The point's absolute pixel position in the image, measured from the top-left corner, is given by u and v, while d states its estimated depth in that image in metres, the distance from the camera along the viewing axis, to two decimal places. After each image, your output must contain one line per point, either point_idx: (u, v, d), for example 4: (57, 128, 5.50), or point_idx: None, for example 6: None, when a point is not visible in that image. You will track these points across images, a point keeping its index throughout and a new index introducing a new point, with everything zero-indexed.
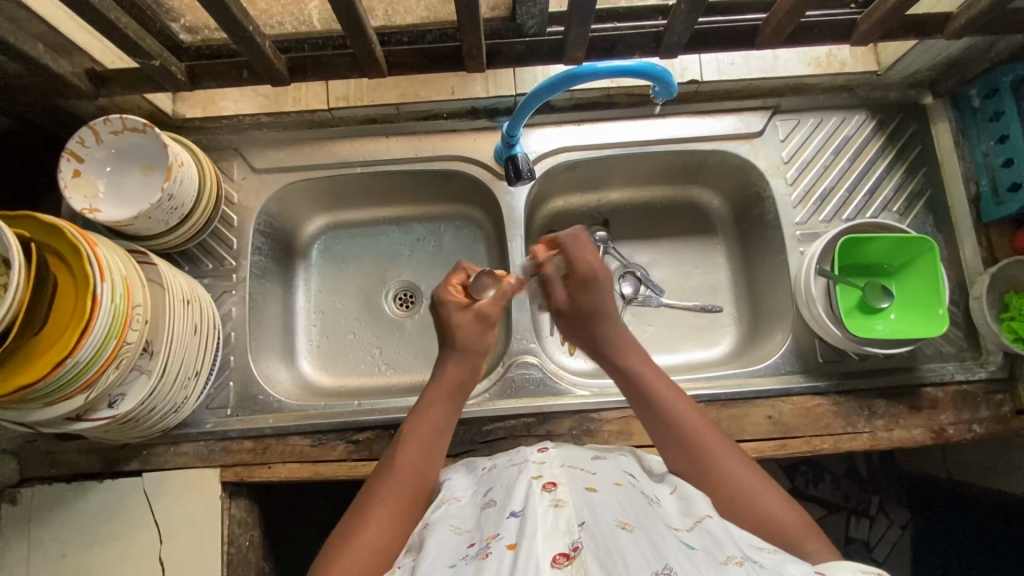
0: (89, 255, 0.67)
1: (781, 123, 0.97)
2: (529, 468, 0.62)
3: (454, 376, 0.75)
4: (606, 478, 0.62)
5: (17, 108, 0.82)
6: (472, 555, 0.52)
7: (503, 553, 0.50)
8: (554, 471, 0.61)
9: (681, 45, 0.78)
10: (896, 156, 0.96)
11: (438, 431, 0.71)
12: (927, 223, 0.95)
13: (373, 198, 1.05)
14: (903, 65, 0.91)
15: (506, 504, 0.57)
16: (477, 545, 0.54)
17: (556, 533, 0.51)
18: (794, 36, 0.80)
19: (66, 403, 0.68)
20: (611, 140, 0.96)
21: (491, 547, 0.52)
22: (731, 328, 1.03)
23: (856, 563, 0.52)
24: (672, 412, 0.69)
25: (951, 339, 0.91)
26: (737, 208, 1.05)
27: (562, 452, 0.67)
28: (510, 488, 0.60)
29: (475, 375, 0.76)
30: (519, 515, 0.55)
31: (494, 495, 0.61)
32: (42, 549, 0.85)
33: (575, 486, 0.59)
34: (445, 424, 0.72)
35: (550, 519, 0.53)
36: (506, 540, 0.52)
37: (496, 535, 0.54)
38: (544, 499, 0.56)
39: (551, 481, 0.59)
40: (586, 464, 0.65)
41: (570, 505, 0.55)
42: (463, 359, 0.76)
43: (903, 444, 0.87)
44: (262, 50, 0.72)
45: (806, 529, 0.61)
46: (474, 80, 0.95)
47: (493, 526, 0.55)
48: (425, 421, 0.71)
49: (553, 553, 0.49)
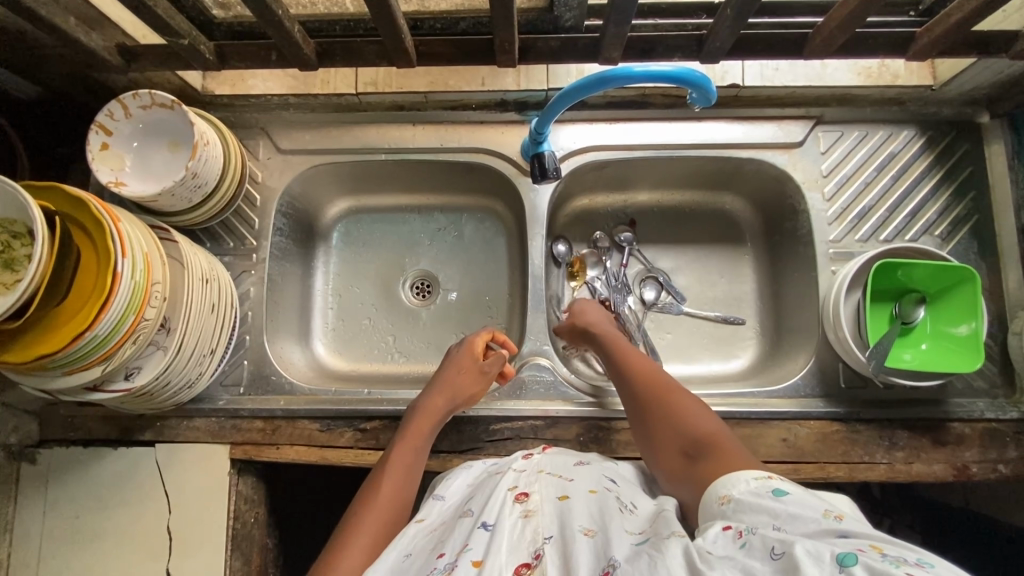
0: (112, 230, 0.68)
1: (824, 135, 0.93)
2: (509, 477, 0.65)
3: (434, 409, 0.79)
4: (582, 484, 0.62)
5: (50, 77, 0.82)
6: (439, 572, 0.53)
7: (468, 569, 0.51)
8: (529, 480, 0.63)
9: (725, 50, 0.74)
10: (943, 177, 0.91)
11: (415, 458, 0.74)
12: (969, 250, 0.90)
13: (397, 185, 1.04)
14: (960, 81, 0.86)
15: (482, 513, 0.59)
16: (446, 558, 0.55)
17: (520, 545, 0.54)
18: (847, 46, 0.75)
19: (84, 372, 0.70)
20: (644, 141, 0.93)
21: (458, 562, 0.53)
22: (751, 343, 1.00)
23: (749, 472, 0.55)
24: (637, 373, 0.75)
25: (983, 373, 0.87)
26: (768, 219, 1.01)
27: (548, 458, 0.69)
28: (487, 497, 0.61)
29: (452, 411, 0.80)
30: (490, 527, 0.56)
31: (473, 504, 0.62)
32: (56, 508, 0.87)
33: (548, 494, 0.60)
34: (418, 460, 0.74)
35: (517, 531, 0.55)
36: (473, 555, 0.53)
37: (466, 547, 0.55)
38: (515, 510, 0.58)
39: (524, 492, 0.61)
40: (566, 471, 0.66)
41: (539, 514, 0.57)
42: (446, 399, 0.80)
43: (921, 479, 0.83)
44: (291, 34, 0.71)
45: (733, 456, 0.59)
46: (506, 73, 0.92)
47: (466, 537, 0.56)
48: (403, 454, 0.73)
49: (516, 564, 0.52)
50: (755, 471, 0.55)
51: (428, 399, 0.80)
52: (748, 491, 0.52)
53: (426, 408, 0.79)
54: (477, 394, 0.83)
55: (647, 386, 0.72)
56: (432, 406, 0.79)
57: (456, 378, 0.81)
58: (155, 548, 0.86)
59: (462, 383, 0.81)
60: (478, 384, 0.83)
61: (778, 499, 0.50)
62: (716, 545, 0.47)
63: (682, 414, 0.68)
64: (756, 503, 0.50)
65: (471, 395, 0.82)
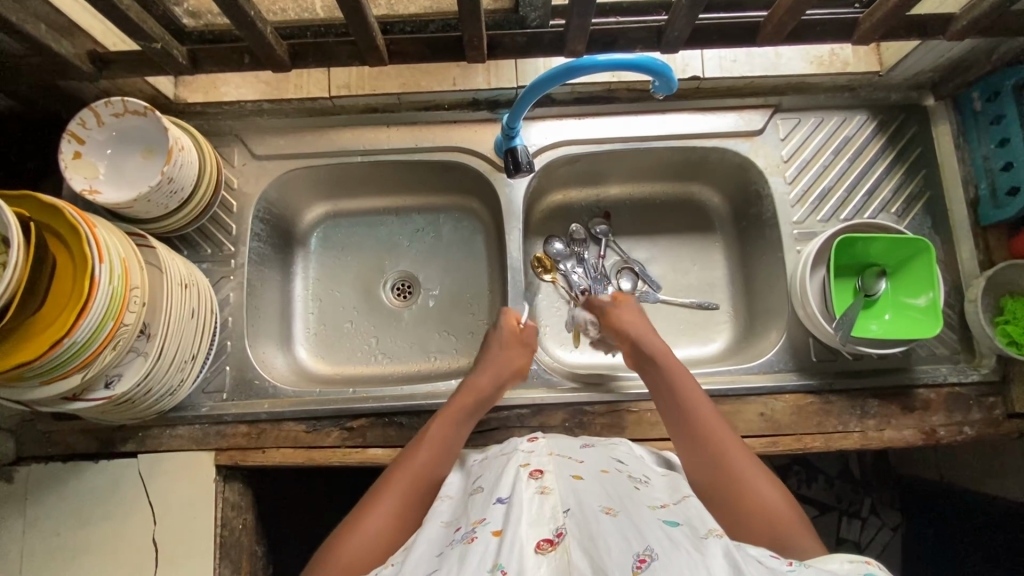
0: (88, 236, 0.68)
1: (782, 122, 0.97)
2: (519, 456, 0.66)
3: (478, 385, 0.80)
4: (593, 466, 0.65)
5: (19, 88, 0.82)
6: (458, 540, 0.55)
7: (489, 538, 0.52)
8: (541, 459, 0.64)
9: (682, 40, 0.78)
10: (896, 157, 0.96)
11: (454, 430, 0.75)
12: (924, 224, 0.95)
13: (374, 187, 1.06)
14: (905, 66, 0.91)
15: (494, 491, 0.60)
16: (463, 531, 0.56)
17: (541, 520, 0.54)
18: (796, 34, 0.79)
19: (62, 381, 0.69)
20: (613, 135, 0.96)
21: (477, 532, 0.54)
22: (726, 327, 1.03)
23: (844, 555, 0.55)
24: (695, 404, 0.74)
25: (945, 341, 0.91)
26: (736, 206, 1.05)
27: (552, 442, 0.71)
28: (498, 476, 0.63)
29: (498, 389, 0.81)
30: (505, 501, 0.57)
31: (482, 483, 0.64)
32: (36, 526, 0.86)
33: (562, 473, 0.62)
34: (457, 434, 0.75)
35: (535, 505, 0.56)
36: (492, 527, 0.54)
37: (483, 520, 0.56)
38: (531, 487, 0.58)
39: (538, 469, 0.62)
40: (573, 453, 0.68)
41: (555, 492, 0.57)
42: (492, 374, 0.81)
43: (893, 444, 0.87)
44: (264, 36, 0.72)
45: (800, 526, 0.63)
46: (476, 72, 0.95)
47: (481, 512, 0.58)
48: (441, 427, 0.75)
49: (538, 539, 0.51)
50: (848, 555, 0.55)
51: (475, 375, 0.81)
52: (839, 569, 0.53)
53: (471, 385, 0.80)
54: (523, 368, 0.84)
55: (705, 429, 0.71)
56: (477, 381, 0.80)
57: (500, 354, 0.83)
58: (141, 561, 0.85)
59: (507, 359, 0.82)
60: (522, 356, 0.84)
61: None
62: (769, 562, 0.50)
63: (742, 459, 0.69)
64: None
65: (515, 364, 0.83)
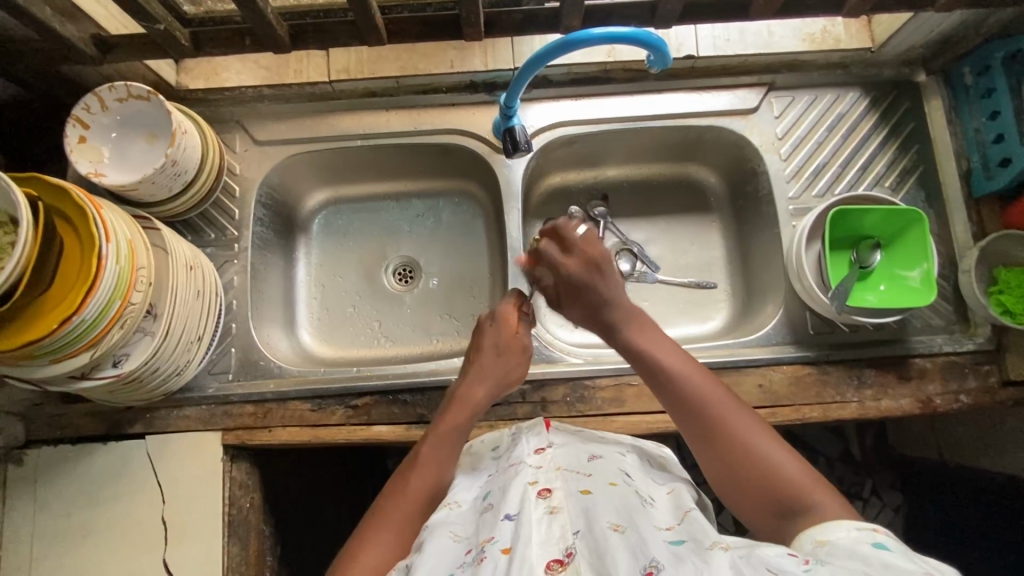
0: (95, 217, 0.69)
1: (777, 100, 0.98)
2: (526, 472, 0.66)
3: (472, 398, 0.79)
4: (601, 478, 0.65)
5: (24, 74, 0.83)
6: (469, 562, 0.55)
7: (499, 556, 0.53)
8: (549, 476, 0.64)
9: (676, 15, 0.79)
10: (889, 133, 0.97)
11: (448, 446, 0.75)
12: (918, 198, 0.96)
13: (374, 172, 1.07)
14: (896, 41, 0.93)
15: (501, 506, 0.61)
16: (474, 551, 0.57)
17: (551, 540, 0.55)
18: (787, 7, 0.81)
19: (72, 360, 0.70)
20: (609, 114, 0.98)
21: (487, 552, 0.55)
22: (724, 304, 1.04)
23: (853, 522, 0.56)
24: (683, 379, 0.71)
25: (940, 312, 0.92)
26: (732, 184, 1.07)
27: (561, 452, 0.71)
28: (506, 491, 0.64)
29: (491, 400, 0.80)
30: (514, 517, 0.58)
31: (492, 499, 0.64)
32: (47, 507, 0.87)
33: (571, 489, 0.62)
34: (452, 450, 0.75)
35: (545, 525, 0.56)
36: (501, 544, 0.55)
37: (492, 538, 0.57)
38: (540, 507, 0.59)
39: (546, 487, 0.62)
40: (581, 466, 0.68)
41: (565, 511, 0.58)
42: (483, 387, 0.80)
43: (890, 413, 0.88)
44: (265, 16, 0.73)
45: (818, 485, 0.62)
46: (473, 54, 0.96)
47: (489, 530, 0.58)
48: (437, 447, 0.74)
49: (547, 560, 0.52)
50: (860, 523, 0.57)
51: (466, 388, 0.79)
52: (848, 539, 0.54)
53: (463, 398, 0.79)
54: (516, 379, 0.83)
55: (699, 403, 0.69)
56: (470, 394, 0.79)
57: (490, 364, 0.81)
58: (151, 540, 0.86)
59: (500, 370, 0.81)
60: (518, 365, 0.82)
61: (875, 550, 0.51)
62: (781, 562, 0.50)
63: (745, 425, 0.68)
64: (852, 549, 0.52)
65: (508, 372, 0.81)
